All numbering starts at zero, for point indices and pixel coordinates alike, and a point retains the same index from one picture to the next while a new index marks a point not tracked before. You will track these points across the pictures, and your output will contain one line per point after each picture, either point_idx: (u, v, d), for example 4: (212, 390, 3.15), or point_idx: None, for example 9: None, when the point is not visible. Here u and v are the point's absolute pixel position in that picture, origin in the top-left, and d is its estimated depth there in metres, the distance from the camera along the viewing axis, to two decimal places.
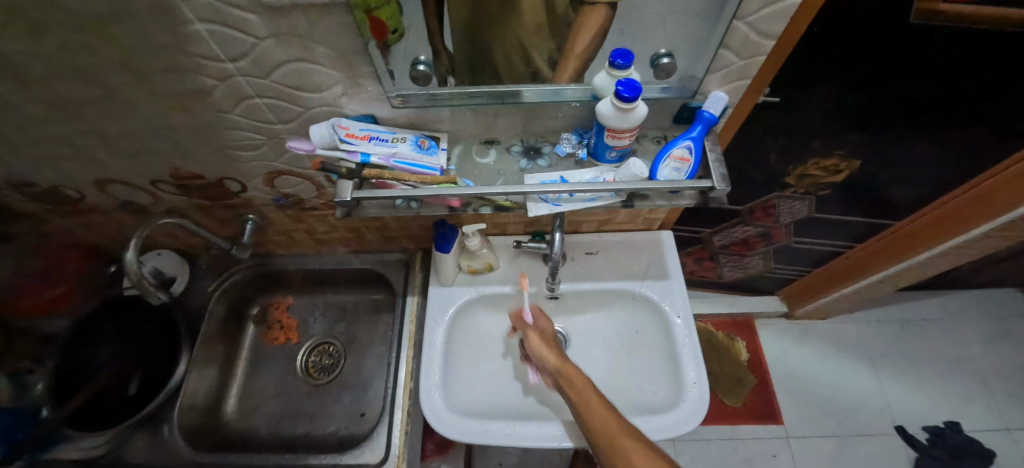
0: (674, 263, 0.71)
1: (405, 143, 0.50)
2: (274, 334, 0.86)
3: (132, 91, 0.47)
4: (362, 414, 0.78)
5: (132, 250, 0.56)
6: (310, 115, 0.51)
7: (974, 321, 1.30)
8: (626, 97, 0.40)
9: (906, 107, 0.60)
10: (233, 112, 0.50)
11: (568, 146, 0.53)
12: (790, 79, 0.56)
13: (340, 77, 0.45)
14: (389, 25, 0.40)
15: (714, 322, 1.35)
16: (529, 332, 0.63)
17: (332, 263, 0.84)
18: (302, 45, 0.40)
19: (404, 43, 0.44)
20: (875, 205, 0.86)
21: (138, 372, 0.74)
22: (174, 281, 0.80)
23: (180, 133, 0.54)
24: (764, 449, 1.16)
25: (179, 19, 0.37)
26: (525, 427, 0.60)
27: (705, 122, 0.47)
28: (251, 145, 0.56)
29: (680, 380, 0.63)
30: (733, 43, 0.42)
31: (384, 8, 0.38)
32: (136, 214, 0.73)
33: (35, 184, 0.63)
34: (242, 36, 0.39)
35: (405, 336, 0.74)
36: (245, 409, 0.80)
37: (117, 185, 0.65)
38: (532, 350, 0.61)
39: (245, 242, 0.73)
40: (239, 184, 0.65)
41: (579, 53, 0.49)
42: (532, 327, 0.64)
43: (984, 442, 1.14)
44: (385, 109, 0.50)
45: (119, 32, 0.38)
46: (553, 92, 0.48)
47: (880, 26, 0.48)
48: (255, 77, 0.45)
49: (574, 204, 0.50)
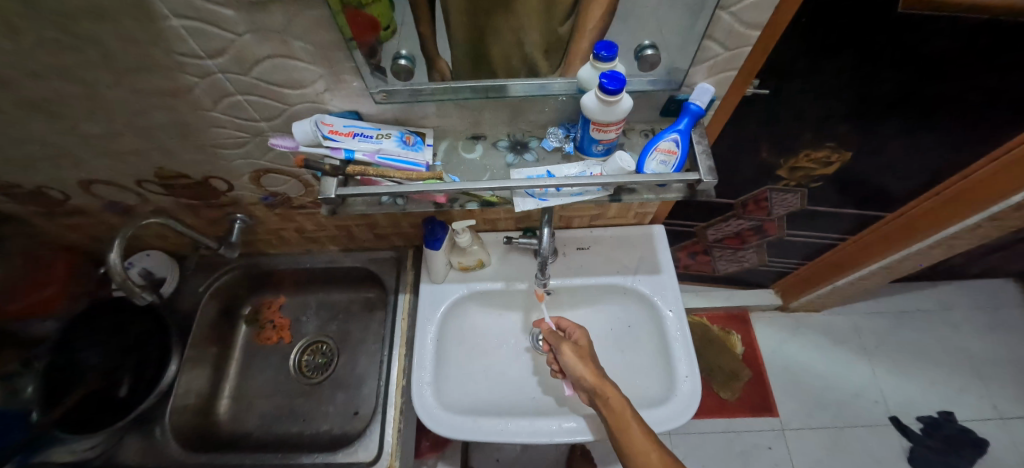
0: (666, 257, 0.71)
1: (390, 140, 0.50)
2: (266, 334, 0.86)
3: (111, 90, 0.46)
4: (356, 413, 0.78)
5: (113, 252, 0.55)
6: (293, 111, 0.50)
7: (968, 312, 1.31)
8: (610, 90, 0.40)
9: (896, 98, 0.60)
10: (216, 109, 0.50)
11: (555, 140, 0.53)
12: (779, 70, 0.56)
13: (322, 72, 0.44)
14: (381, 22, 0.40)
15: (709, 316, 1.35)
16: (564, 346, 0.60)
17: (323, 261, 0.83)
18: (282, 40, 0.40)
19: (394, 43, 0.44)
20: (867, 197, 0.86)
21: (127, 376, 0.74)
22: (163, 281, 0.79)
23: (163, 132, 0.53)
24: (759, 442, 1.17)
25: (154, 15, 0.36)
26: (517, 423, 0.59)
27: (692, 114, 0.47)
28: (236, 143, 0.56)
29: (672, 374, 0.63)
30: (718, 34, 0.41)
31: (374, 6, 0.38)
32: (123, 215, 0.72)
33: (19, 186, 0.63)
34: (220, 32, 0.39)
35: (397, 334, 0.74)
36: (238, 410, 0.80)
37: (102, 186, 0.64)
38: (566, 364, 0.59)
39: (233, 241, 0.72)
40: (225, 183, 0.64)
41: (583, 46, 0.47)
42: (567, 341, 0.62)
43: (977, 432, 1.14)
44: (369, 105, 0.49)
45: (94, 29, 0.38)
46: (539, 86, 0.48)
47: (868, 16, 0.47)
48: (236, 74, 0.44)
49: (561, 198, 0.50)
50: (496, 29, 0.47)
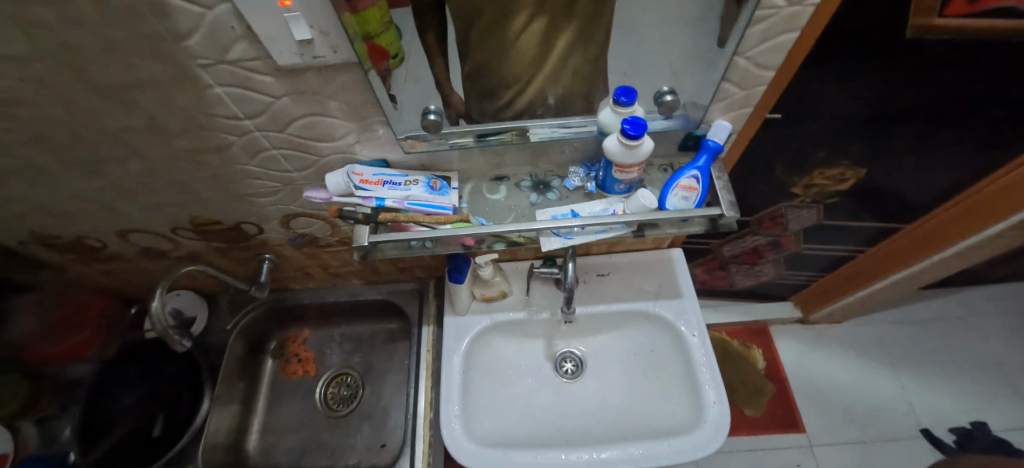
0: (686, 280, 0.72)
1: (418, 186, 0.51)
2: (293, 369, 0.87)
3: (154, 151, 0.49)
4: (383, 445, 0.78)
5: (155, 300, 0.58)
6: (324, 162, 0.52)
7: (994, 317, 1.28)
8: (632, 135, 0.42)
9: (907, 115, 0.61)
10: (250, 163, 0.52)
11: (577, 179, 0.54)
12: (793, 97, 0.57)
13: (352, 127, 0.46)
14: (389, 51, 0.38)
15: (728, 331, 1.33)
16: None
17: (347, 294, 0.85)
18: (316, 101, 0.42)
19: (404, 71, 0.42)
20: (887, 209, 0.85)
21: (161, 411, 0.77)
22: (194, 322, 0.82)
23: (200, 186, 0.56)
24: (789, 459, 1.14)
25: (199, 84, 0.39)
26: (546, 455, 0.60)
27: (710, 150, 0.49)
28: (268, 192, 0.58)
29: (699, 400, 0.63)
30: (733, 76, 0.43)
31: (384, 35, 0.37)
32: (155, 259, 0.75)
33: (60, 236, 0.65)
34: (259, 96, 0.41)
35: (422, 366, 0.75)
36: (266, 444, 0.81)
37: (137, 233, 0.66)
38: None
39: (262, 281, 0.74)
40: (255, 227, 0.66)
41: (597, 97, 0.48)
42: None
43: (1013, 442, 1.11)
44: (396, 153, 0.51)
45: (142, 98, 0.40)
46: (561, 127, 0.50)
47: (873, 44, 0.49)
48: (272, 131, 0.46)
49: (586, 236, 0.51)
50: (503, 93, 0.48)
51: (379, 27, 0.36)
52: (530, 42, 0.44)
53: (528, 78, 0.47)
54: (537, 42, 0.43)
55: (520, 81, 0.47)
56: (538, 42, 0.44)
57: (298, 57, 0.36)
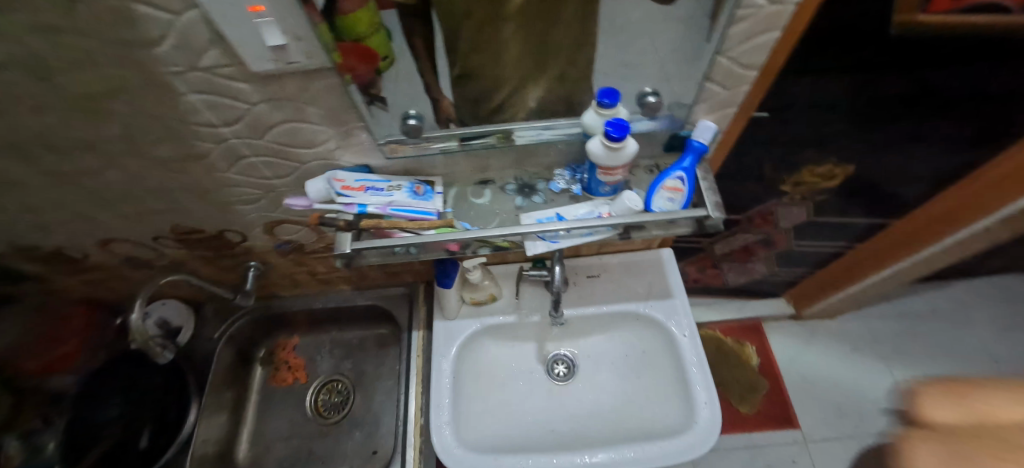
0: (676, 281, 0.72)
1: (401, 191, 0.51)
2: (282, 375, 0.86)
3: (129, 159, 0.47)
4: (374, 452, 0.78)
5: (135, 311, 0.57)
6: (306, 169, 0.51)
7: (983, 309, 1.29)
8: (615, 137, 0.41)
9: (893, 112, 0.61)
10: (230, 171, 0.51)
11: (562, 182, 0.54)
12: (779, 96, 0.57)
13: (332, 133, 0.46)
14: (377, 52, 0.38)
15: (722, 328, 1.33)
16: None
17: (336, 300, 0.84)
18: (294, 107, 0.42)
19: (393, 73, 0.42)
20: (875, 205, 0.86)
21: (149, 425, 0.74)
22: (180, 331, 0.80)
23: (179, 194, 0.55)
24: (783, 456, 1.14)
25: (173, 92, 0.38)
26: (538, 459, 0.59)
27: (695, 151, 0.48)
28: (249, 199, 0.57)
29: (691, 400, 0.62)
30: (717, 76, 0.43)
31: (372, 36, 0.37)
32: (139, 268, 0.73)
33: (38, 247, 0.64)
34: (235, 103, 0.40)
35: (413, 371, 0.74)
36: (256, 454, 0.80)
37: (118, 243, 0.65)
38: None
39: (249, 289, 0.72)
40: (239, 234, 0.65)
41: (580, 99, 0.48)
42: None
43: None
44: (379, 159, 0.50)
45: (113, 106, 0.39)
46: (544, 128, 0.50)
47: (858, 41, 0.49)
48: (251, 138, 0.45)
49: (571, 239, 0.51)
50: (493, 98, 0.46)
51: (368, 29, 0.36)
52: (516, 47, 0.41)
53: (518, 82, 0.45)
54: (522, 48, 0.42)
55: (511, 85, 0.45)
56: (524, 45, 0.42)
57: (272, 63, 0.35)
